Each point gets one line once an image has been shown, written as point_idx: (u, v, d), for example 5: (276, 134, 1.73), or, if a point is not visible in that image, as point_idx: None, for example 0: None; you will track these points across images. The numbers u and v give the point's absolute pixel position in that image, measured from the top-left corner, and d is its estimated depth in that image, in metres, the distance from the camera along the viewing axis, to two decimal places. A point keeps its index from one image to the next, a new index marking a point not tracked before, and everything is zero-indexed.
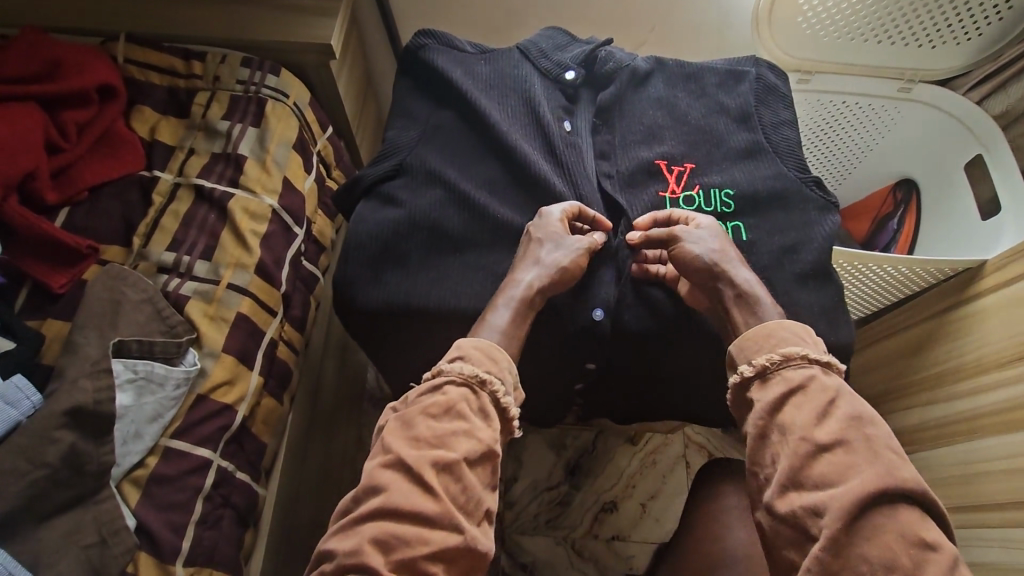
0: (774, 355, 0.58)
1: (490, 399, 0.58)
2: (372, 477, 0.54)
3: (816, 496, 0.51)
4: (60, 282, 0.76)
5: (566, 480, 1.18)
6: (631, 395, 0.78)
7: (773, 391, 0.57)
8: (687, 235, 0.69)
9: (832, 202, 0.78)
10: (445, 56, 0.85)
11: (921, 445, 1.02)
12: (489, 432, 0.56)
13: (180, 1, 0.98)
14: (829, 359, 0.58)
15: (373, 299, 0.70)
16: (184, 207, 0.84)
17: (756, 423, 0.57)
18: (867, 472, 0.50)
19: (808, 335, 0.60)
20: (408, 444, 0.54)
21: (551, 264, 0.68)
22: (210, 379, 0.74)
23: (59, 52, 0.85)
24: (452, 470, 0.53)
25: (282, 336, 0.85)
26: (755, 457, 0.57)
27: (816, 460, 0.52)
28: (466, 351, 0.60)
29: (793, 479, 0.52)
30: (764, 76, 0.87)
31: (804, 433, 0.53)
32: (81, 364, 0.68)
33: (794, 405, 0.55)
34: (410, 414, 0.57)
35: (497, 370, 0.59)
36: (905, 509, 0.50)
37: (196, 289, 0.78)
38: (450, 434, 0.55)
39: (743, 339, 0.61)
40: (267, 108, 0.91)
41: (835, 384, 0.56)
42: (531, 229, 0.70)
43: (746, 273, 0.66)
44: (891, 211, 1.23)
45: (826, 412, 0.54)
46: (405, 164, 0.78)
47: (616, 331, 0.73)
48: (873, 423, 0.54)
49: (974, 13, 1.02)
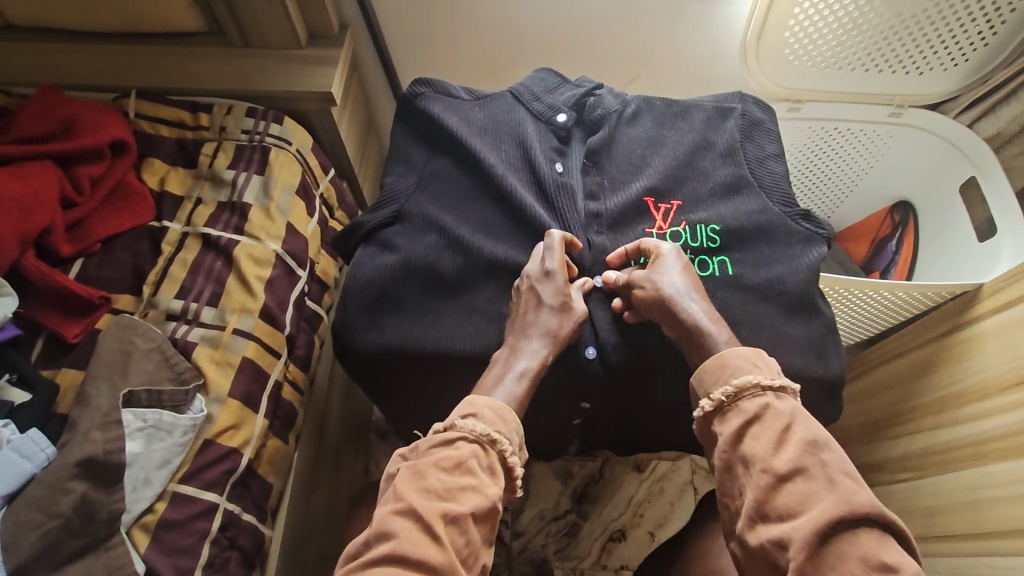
0: (728, 388, 0.62)
1: (498, 457, 0.60)
2: (382, 523, 0.55)
3: (782, 528, 0.53)
4: (74, 332, 0.79)
5: (574, 508, 1.18)
6: (627, 421, 0.79)
7: (732, 423, 0.60)
8: (638, 277, 0.72)
9: (821, 234, 0.80)
10: (440, 104, 0.88)
11: (928, 471, 1.01)
12: (495, 488, 0.58)
13: (190, 56, 1.03)
14: (781, 383, 0.61)
15: (372, 344, 0.73)
16: (191, 255, 0.87)
17: (721, 455, 0.60)
18: (826, 501, 0.53)
19: (761, 360, 0.63)
20: (419, 494, 0.56)
21: (547, 331, 0.69)
22: (215, 425, 0.76)
23: (76, 110, 0.90)
24: (459, 523, 0.55)
25: (287, 376, 0.88)
26: (726, 489, 0.60)
27: (779, 491, 0.55)
28: (478, 409, 0.62)
29: (760, 512, 0.55)
30: (750, 111, 0.89)
31: (765, 464, 0.56)
32: (93, 416, 0.70)
33: (754, 435, 0.58)
34: (422, 465, 0.58)
35: (505, 430, 0.61)
36: (866, 531, 0.52)
37: (202, 335, 0.81)
38: (459, 488, 0.57)
39: (701, 372, 0.65)
40: (270, 157, 0.95)
41: (790, 408, 0.59)
42: (518, 283, 0.73)
43: (711, 315, 0.68)
44: (891, 232, 1.24)
45: (783, 439, 0.57)
46: (402, 211, 0.80)
47: (608, 369, 0.74)
48: (828, 447, 0.56)
49: (960, 41, 1.02)
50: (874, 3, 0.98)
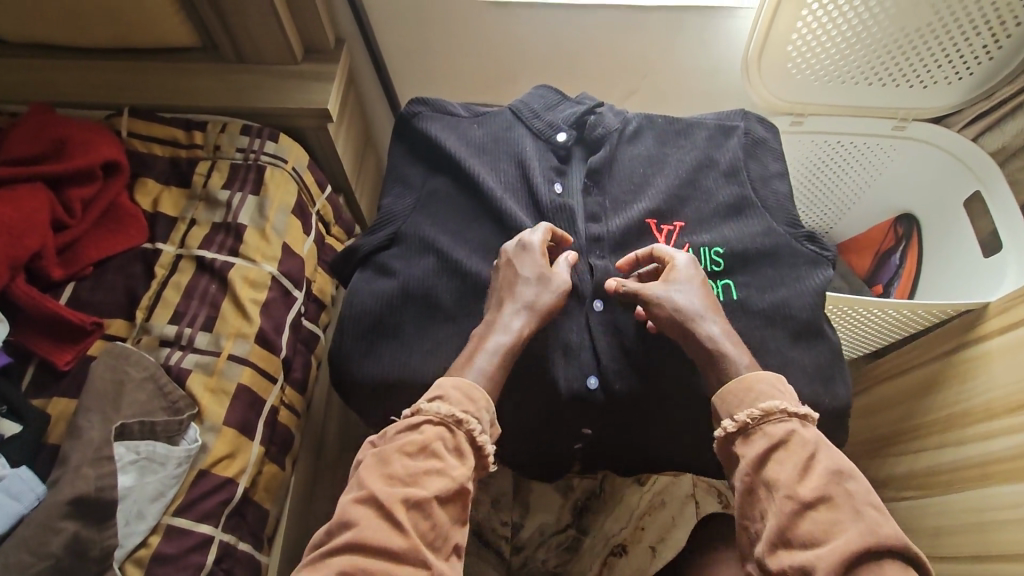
0: (754, 412, 0.62)
1: (466, 438, 0.61)
2: (344, 512, 0.57)
3: (806, 555, 0.55)
4: (65, 358, 0.78)
5: (574, 522, 1.16)
6: (631, 444, 0.78)
7: (757, 446, 0.61)
8: (656, 292, 0.70)
9: (825, 256, 0.79)
10: (438, 123, 0.87)
11: (936, 490, 1.00)
12: (462, 470, 0.59)
13: (183, 72, 1.02)
14: (805, 411, 0.62)
15: (370, 372, 0.71)
16: (186, 278, 0.86)
17: (743, 478, 0.60)
18: (852, 530, 0.55)
19: (782, 387, 0.64)
20: (383, 482, 0.57)
21: (526, 302, 0.68)
22: (210, 455, 0.75)
23: (66, 131, 0.89)
24: (422, 508, 0.56)
25: (283, 401, 0.87)
26: (746, 511, 0.61)
27: (802, 518, 0.56)
28: (445, 391, 0.62)
29: (782, 538, 0.56)
30: (753, 129, 0.88)
31: (789, 490, 0.57)
32: (83, 451, 0.69)
33: (779, 461, 0.59)
34: (387, 452, 0.59)
35: (474, 410, 0.61)
36: (890, 562, 0.54)
37: (196, 362, 0.79)
38: (422, 474, 0.58)
39: (724, 393, 0.65)
40: (266, 175, 0.94)
41: (815, 437, 0.61)
42: (501, 258, 0.73)
43: (729, 334, 0.68)
44: (893, 246, 1.24)
45: (807, 468, 0.58)
46: (399, 234, 0.79)
47: (610, 399, 0.73)
48: (851, 476, 0.58)
49: (964, 54, 1.01)
50: (878, 16, 0.97)
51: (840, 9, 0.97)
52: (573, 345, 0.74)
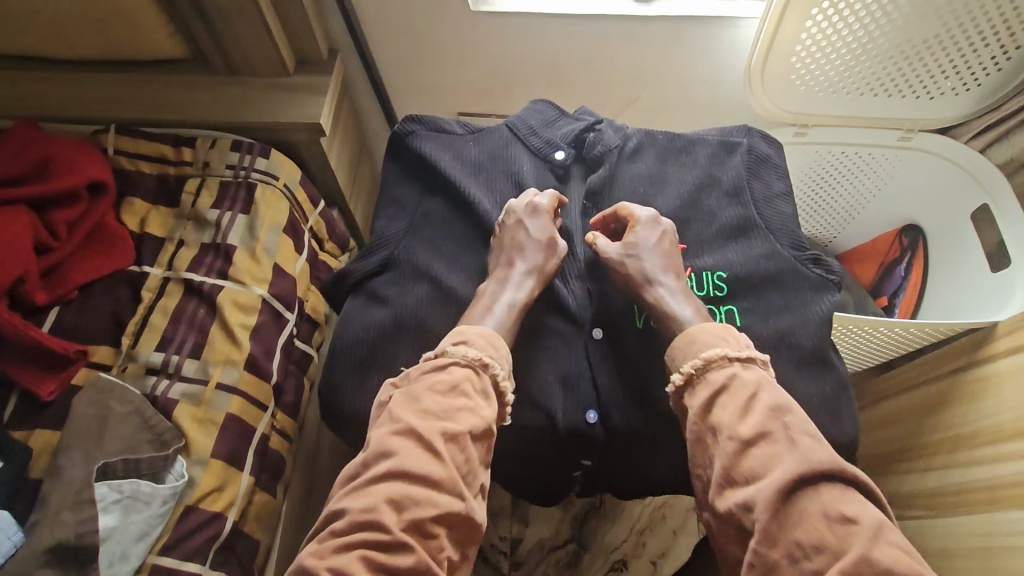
0: (697, 361, 0.63)
1: (490, 381, 0.63)
2: (381, 443, 0.57)
3: (749, 489, 0.54)
4: (48, 388, 0.76)
5: (574, 537, 1.08)
6: (633, 473, 0.75)
7: (702, 394, 0.61)
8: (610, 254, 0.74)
9: (831, 280, 0.76)
10: (432, 142, 0.84)
11: (944, 510, 0.97)
12: (489, 411, 0.61)
13: (171, 85, 0.99)
14: (747, 354, 0.63)
15: (361, 406, 0.69)
16: (173, 302, 0.83)
17: (693, 426, 0.61)
18: (789, 461, 0.54)
19: (729, 336, 0.65)
20: (417, 416, 0.58)
21: (531, 264, 0.73)
22: (197, 490, 0.73)
23: (51, 149, 0.86)
24: (459, 441, 0.57)
25: (274, 426, 0.84)
26: (698, 460, 0.60)
27: (745, 456, 0.56)
28: (469, 337, 0.65)
29: (729, 478, 0.56)
30: (756, 146, 0.85)
31: (732, 431, 0.57)
32: (64, 493, 0.67)
33: (721, 404, 0.60)
34: (416, 389, 0.61)
35: (497, 357, 0.64)
36: (828, 487, 0.53)
37: (184, 392, 0.77)
38: (454, 409, 0.59)
39: (672, 349, 0.67)
40: (257, 193, 0.91)
41: (756, 377, 0.61)
42: (504, 216, 0.76)
43: (680, 289, 0.71)
44: (899, 257, 1.20)
45: (749, 407, 0.59)
46: (392, 259, 0.76)
47: (609, 434, 0.71)
48: (791, 411, 0.58)
49: (971, 65, 0.97)
50: (885, 27, 0.94)
51: (845, 21, 0.93)
52: (570, 375, 0.72)
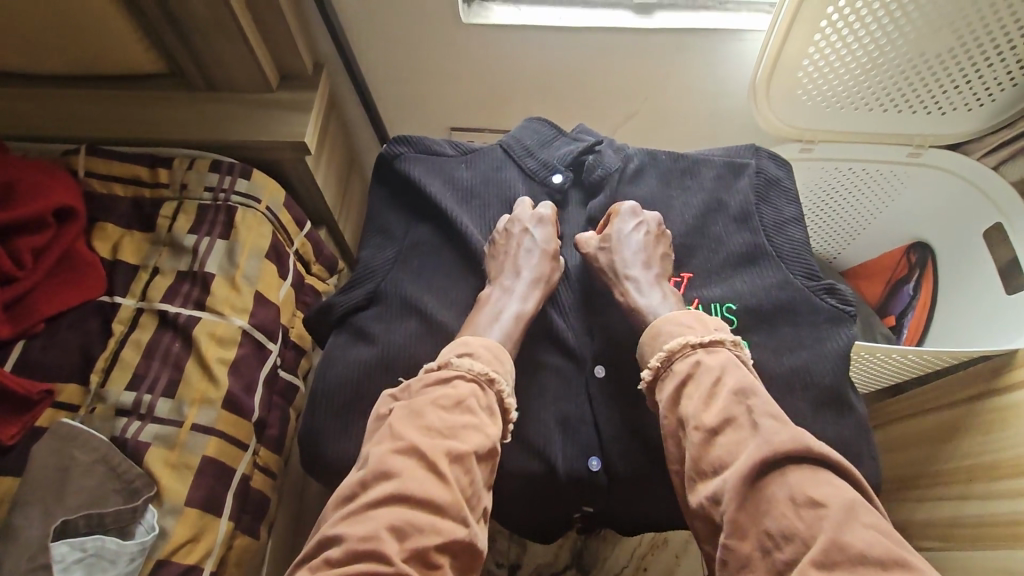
0: (661, 354, 0.61)
1: (495, 398, 0.59)
2: (382, 462, 0.52)
3: (718, 480, 0.51)
4: (10, 433, 0.71)
5: (572, 564, 0.97)
6: (637, 521, 0.70)
7: (669, 386, 0.59)
8: (588, 244, 0.74)
9: (847, 312, 0.72)
10: (421, 165, 0.79)
11: (961, 545, 0.91)
12: (494, 428, 0.57)
13: (147, 102, 0.94)
14: (711, 338, 0.60)
15: (346, 453, 0.64)
16: (146, 335, 0.79)
17: (665, 420, 0.58)
18: (752, 445, 0.51)
19: (695, 322, 0.63)
20: (421, 433, 0.53)
21: (534, 276, 0.70)
22: (170, 542, 0.69)
23: (15, 173, 0.80)
24: (463, 462, 0.53)
25: (257, 465, 0.80)
26: (671, 455, 0.58)
27: (712, 445, 0.53)
28: (474, 349, 0.61)
29: (698, 470, 0.54)
30: (765, 168, 0.81)
31: (696, 421, 0.55)
32: (18, 556, 0.62)
33: (687, 394, 0.57)
34: (419, 404, 0.56)
35: (502, 371, 0.61)
36: (796, 469, 0.49)
37: (156, 433, 0.73)
38: (461, 426, 0.55)
39: (642, 345, 0.65)
40: (237, 217, 0.86)
41: (720, 361, 0.58)
42: (507, 224, 0.73)
43: (647, 278, 0.69)
44: (906, 275, 1.14)
45: (713, 394, 0.56)
46: (379, 291, 0.72)
47: (613, 481, 0.66)
48: (756, 392, 0.55)
49: (985, 79, 0.92)
50: (896, 40, 0.89)
51: (854, 36, 0.89)
52: (571, 415, 0.68)
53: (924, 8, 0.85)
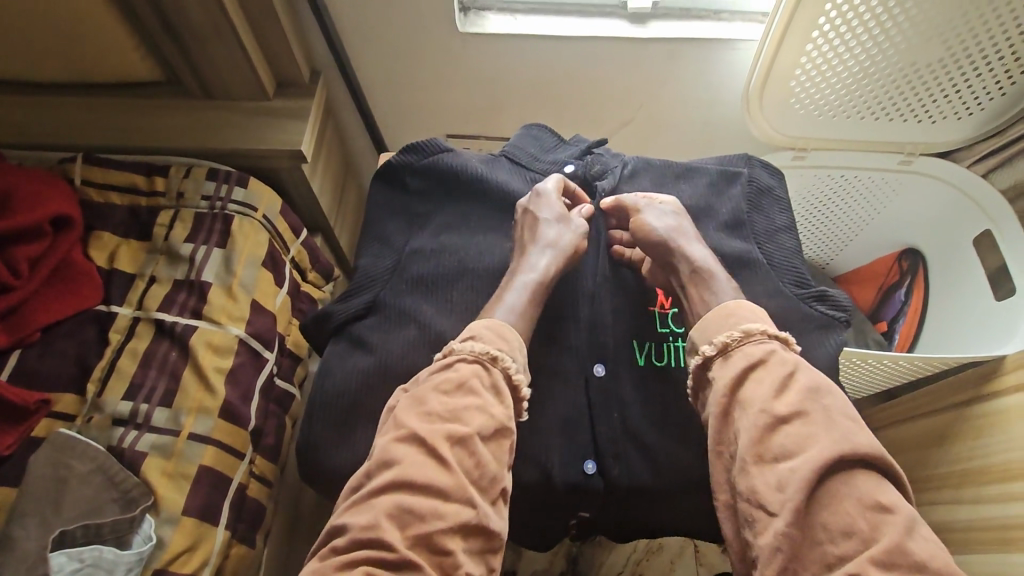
0: (735, 332, 0.60)
1: (501, 375, 0.59)
2: (385, 451, 0.53)
3: (782, 467, 0.51)
4: (7, 443, 0.71)
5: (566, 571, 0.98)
6: (632, 529, 0.71)
7: (734, 366, 0.58)
8: (649, 211, 0.73)
9: (837, 319, 0.73)
10: (427, 175, 0.80)
11: (953, 549, 0.91)
12: (501, 408, 0.57)
13: (143, 110, 0.94)
14: (786, 335, 0.61)
15: (343, 462, 0.64)
16: (143, 344, 0.79)
17: (719, 401, 0.57)
18: (825, 440, 0.51)
19: (764, 315, 0.63)
20: (421, 420, 0.55)
21: (554, 243, 0.70)
22: (167, 552, 0.69)
23: (12, 183, 0.81)
24: (465, 444, 0.53)
25: (253, 474, 0.80)
26: (721, 437, 0.57)
27: (776, 432, 0.53)
28: (478, 331, 0.61)
29: (756, 454, 0.53)
30: (757, 176, 0.82)
31: (765, 405, 0.54)
32: (16, 563, 0.62)
33: (755, 379, 0.57)
34: (423, 391, 0.57)
35: (508, 348, 0.60)
36: (862, 473, 0.51)
37: (153, 443, 0.74)
38: (464, 408, 0.55)
39: (704, 321, 0.64)
40: (233, 226, 0.86)
41: (793, 357, 0.58)
42: (530, 204, 0.74)
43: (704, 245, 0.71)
44: (898, 280, 1.16)
45: (784, 385, 0.56)
46: (377, 301, 0.72)
47: (609, 489, 0.66)
48: (829, 393, 0.56)
49: (974, 88, 0.93)
50: (887, 50, 0.90)
51: (847, 46, 0.90)
52: (568, 424, 0.68)
53: (913, 18, 0.86)
